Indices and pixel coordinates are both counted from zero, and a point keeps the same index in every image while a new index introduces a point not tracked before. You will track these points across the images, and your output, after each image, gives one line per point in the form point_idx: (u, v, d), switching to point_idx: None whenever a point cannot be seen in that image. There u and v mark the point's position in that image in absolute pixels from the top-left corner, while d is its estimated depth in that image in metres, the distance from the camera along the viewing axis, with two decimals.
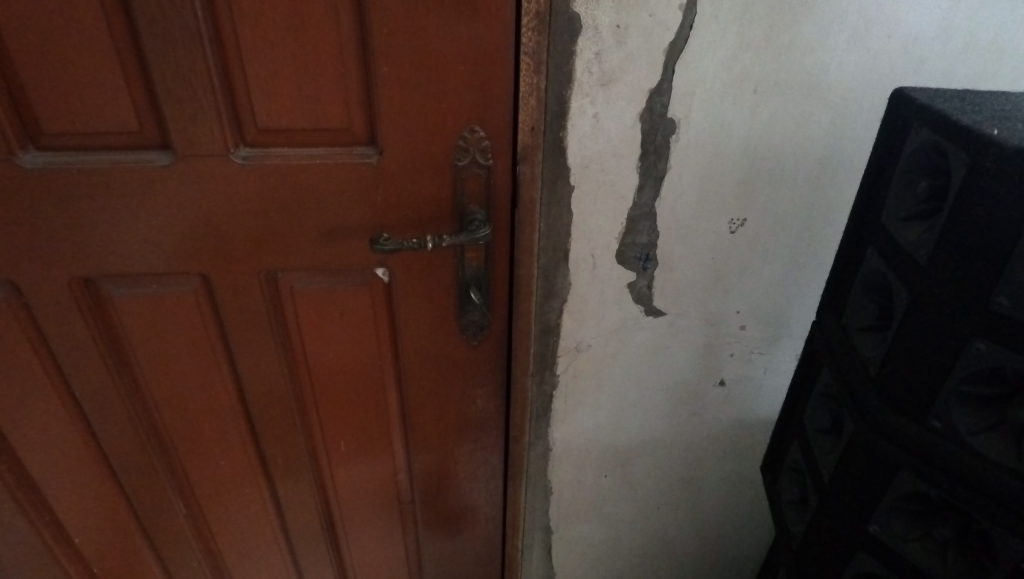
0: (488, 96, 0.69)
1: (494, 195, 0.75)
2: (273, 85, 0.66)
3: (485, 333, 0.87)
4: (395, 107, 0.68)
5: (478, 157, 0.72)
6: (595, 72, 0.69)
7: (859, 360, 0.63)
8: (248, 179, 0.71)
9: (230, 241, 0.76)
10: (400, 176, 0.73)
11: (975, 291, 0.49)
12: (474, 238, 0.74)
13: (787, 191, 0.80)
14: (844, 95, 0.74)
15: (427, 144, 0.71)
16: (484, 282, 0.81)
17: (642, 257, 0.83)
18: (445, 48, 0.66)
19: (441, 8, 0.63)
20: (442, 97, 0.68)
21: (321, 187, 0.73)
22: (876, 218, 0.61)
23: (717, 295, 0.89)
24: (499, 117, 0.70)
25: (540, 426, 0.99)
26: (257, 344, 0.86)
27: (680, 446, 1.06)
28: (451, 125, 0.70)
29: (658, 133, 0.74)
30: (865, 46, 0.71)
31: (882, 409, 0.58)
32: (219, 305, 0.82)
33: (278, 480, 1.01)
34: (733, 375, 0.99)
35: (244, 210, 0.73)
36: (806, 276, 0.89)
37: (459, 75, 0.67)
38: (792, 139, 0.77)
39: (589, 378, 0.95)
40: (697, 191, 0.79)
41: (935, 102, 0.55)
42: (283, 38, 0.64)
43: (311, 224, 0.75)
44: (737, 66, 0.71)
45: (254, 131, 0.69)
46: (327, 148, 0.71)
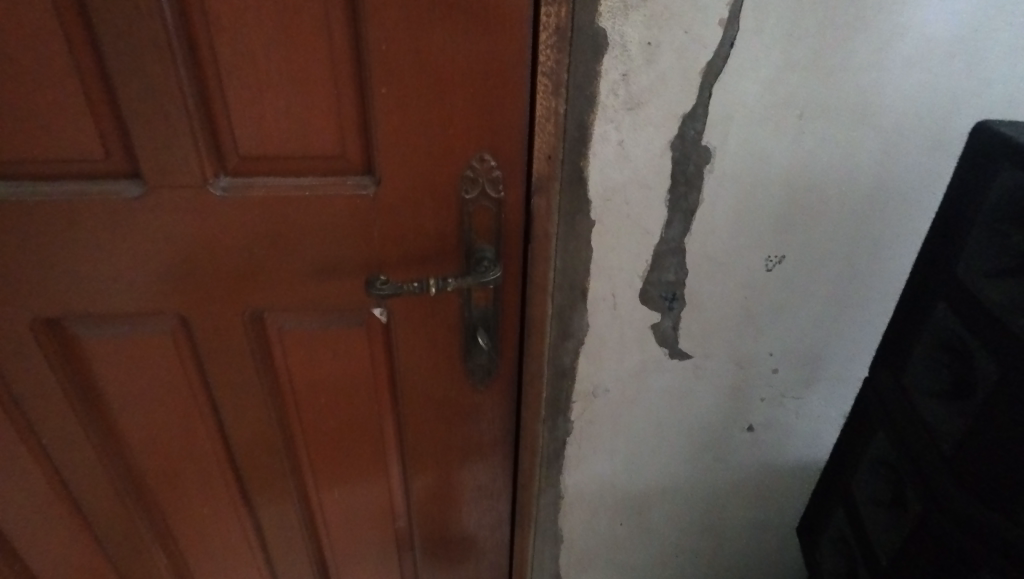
0: (500, 122, 0.61)
1: (507, 231, 0.67)
2: (257, 108, 0.59)
3: (493, 377, 0.79)
4: (394, 133, 0.60)
5: (488, 189, 0.64)
6: (620, 95, 0.61)
7: (926, 432, 0.55)
8: (230, 213, 0.63)
9: (210, 278, 0.68)
10: (401, 209, 0.65)
11: None
12: (483, 281, 0.65)
13: (831, 226, 0.72)
14: (898, 121, 0.66)
15: (431, 174, 0.63)
16: (492, 324, 0.73)
17: (667, 297, 0.75)
18: (451, 67, 0.57)
19: (449, 22, 0.55)
20: (449, 123, 0.60)
21: (311, 221, 0.65)
22: (949, 269, 0.54)
23: (748, 336, 0.81)
24: (513, 145, 0.62)
25: (550, 472, 0.91)
26: (241, 387, 0.78)
27: (702, 493, 0.97)
28: (457, 153, 0.62)
29: (689, 162, 0.66)
30: (925, 67, 0.63)
31: (961, 496, 0.50)
32: (198, 345, 0.74)
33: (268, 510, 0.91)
34: (762, 420, 0.90)
35: (225, 245, 0.66)
36: (848, 318, 0.80)
37: (469, 97, 0.59)
38: (840, 169, 0.68)
39: (605, 423, 0.87)
40: (730, 225, 0.71)
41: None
42: (267, 55, 0.56)
43: (302, 260, 0.67)
44: (780, 88, 0.62)
45: (236, 159, 0.61)
46: (318, 178, 0.63)
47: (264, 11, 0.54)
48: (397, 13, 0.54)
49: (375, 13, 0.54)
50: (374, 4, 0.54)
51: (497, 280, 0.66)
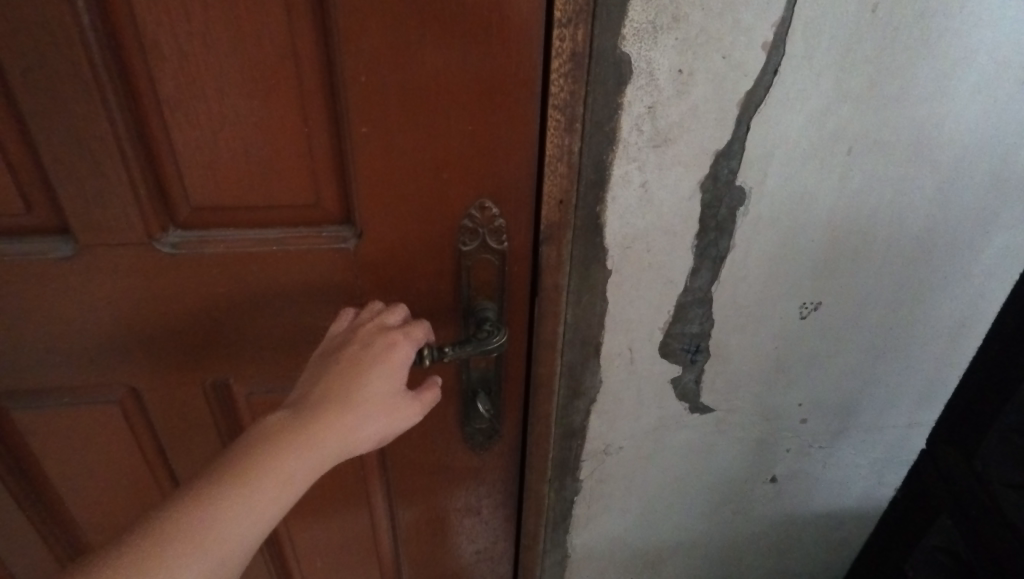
0: (503, 164, 0.51)
1: (511, 286, 0.58)
2: (210, 151, 0.48)
3: (494, 441, 0.70)
4: (377, 179, 0.50)
5: (489, 240, 0.55)
6: (645, 130, 0.52)
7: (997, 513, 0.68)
8: (181, 271, 0.53)
9: (163, 344, 0.58)
10: (387, 264, 0.55)
11: None
12: (485, 350, 0.55)
13: (874, 270, 0.64)
14: (958, 156, 0.58)
15: (422, 224, 0.53)
16: (494, 386, 0.64)
17: (690, 349, 0.66)
18: (445, 101, 0.47)
19: (442, 49, 0.45)
20: (444, 166, 0.51)
21: (282, 278, 0.55)
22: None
23: (777, 387, 0.72)
24: (519, 190, 0.52)
25: (556, 532, 0.82)
26: (205, 458, 0.68)
27: (719, 546, 0.90)
28: (453, 201, 0.53)
29: (722, 204, 0.57)
30: (993, 96, 0.55)
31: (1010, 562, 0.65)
32: (152, 416, 0.63)
33: (348, 453, 0.47)
34: (786, 472, 0.82)
35: (178, 308, 0.56)
36: (887, 366, 0.72)
37: (467, 136, 0.49)
38: (890, 207, 0.60)
39: (617, 481, 0.78)
40: (764, 271, 0.62)
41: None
42: (220, 89, 0.46)
43: (271, 321, 0.58)
44: (829, 121, 0.54)
45: (186, 210, 0.51)
46: (288, 229, 0.53)
47: (214, 37, 0.44)
48: (379, 38, 0.44)
49: (352, 40, 0.44)
50: (350, 28, 0.44)
51: (502, 346, 0.56)
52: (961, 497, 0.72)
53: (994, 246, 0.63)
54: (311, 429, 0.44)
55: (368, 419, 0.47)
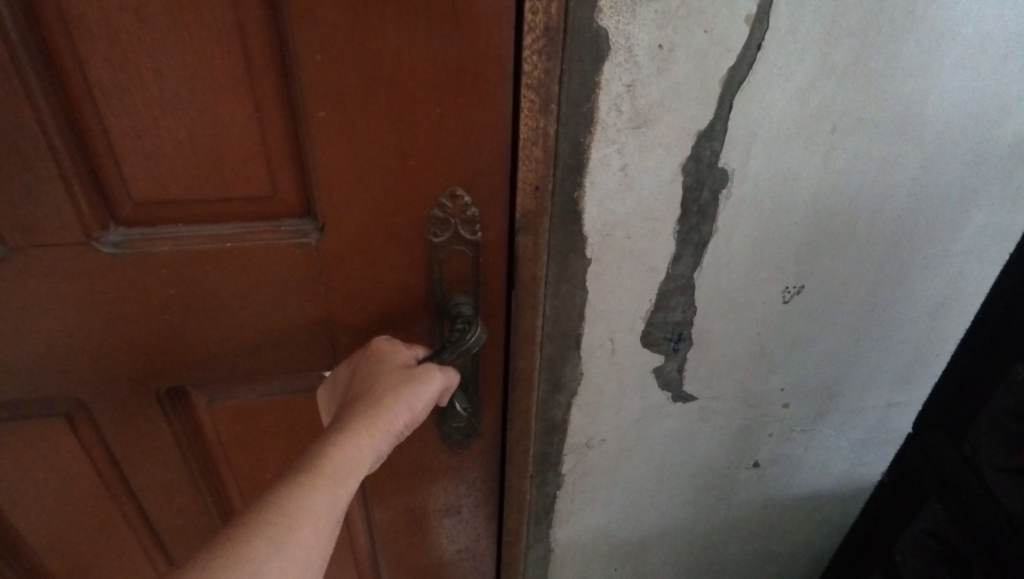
0: (476, 151, 0.47)
1: (487, 280, 0.54)
2: (152, 140, 0.44)
3: (474, 439, 0.66)
4: (339, 168, 0.47)
5: (462, 230, 0.51)
6: (624, 110, 0.49)
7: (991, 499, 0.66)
8: (127, 273, 0.49)
9: (110, 352, 0.53)
10: (354, 258, 0.52)
11: None
12: (462, 351, 0.51)
13: (856, 250, 0.63)
14: (941, 133, 0.56)
15: (390, 216, 0.50)
16: (472, 382, 0.60)
17: (672, 338, 0.64)
18: (410, 80, 0.43)
19: (404, 26, 0.41)
20: (411, 154, 0.47)
21: (240, 278, 0.51)
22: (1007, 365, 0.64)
23: (760, 373, 0.71)
24: (493, 177, 0.49)
25: (539, 527, 0.80)
26: (166, 470, 0.64)
27: (703, 532, 0.89)
28: (422, 190, 0.49)
29: (704, 188, 0.55)
30: (976, 69, 0.53)
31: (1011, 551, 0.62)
32: (104, 431, 0.59)
33: (386, 437, 0.46)
34: (768, 456, 0.81)
35: (125, 313, 0.51)
36: (869, 346, 0.71)
37: (435, 121, 0.46)
38: (872, 187, 0.58)
39: (600, 474, 0.76)
40: (747, 256, 0.60)
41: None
42: (160, 71, 0.41)
43: (230, 324, 0.54)
44: (813, 98, 0.51)
45: (128, 206, 0.47)
46: (244, 224, 0.49)
47: (148, 13, 0.39)
48: (336, 12, 0.40)
49: (304, 14, 0.40)
50: (301, 1, 0.39)
51: (480, 342, 0.51)
52: (953, 484, 0.70)
53: (974, 223, 0.63)
54: (333, 430, 0.46)
55: (388, 399, 0.47)
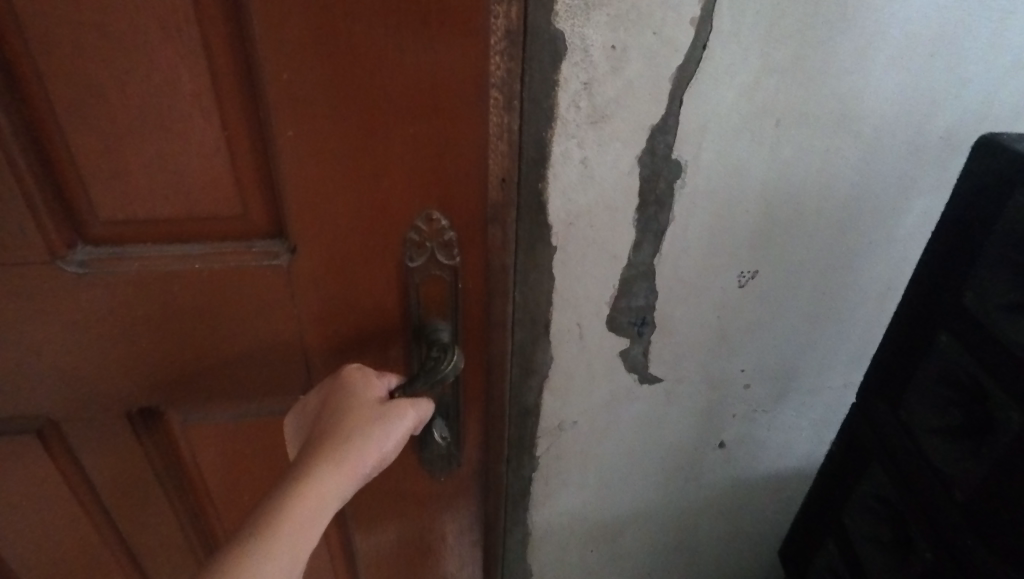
0: (447, 175, 0.48)
1: (464, 299, 0.55)
2: (117, 158, 0.44)
3: (455, 467, 0.68)
4: (310, 190, 0.47)
5: (437, 255, 0.52)
6: (583, 107, 0.51)
7: (937, 477, 0.54)
8: (96, 294, 0.49)
9: (79, 370, 0.53)
10: (328, 282, 0.52)
11: None
12: (435, 381, 0.51)
13: (806, 236, 0.66)
14: (878, 124, 0.60)
15: (363, 238, 0.50)
16: (452, 412, 0.63)
17: (637, 322, 0.67)
18: (382, 102, 0.44)
19: (371, 64, 0.42)
20: (384, 181, 0.48)
21: (210, 299, 0.51)
22: (959, 294, 0.51)
23: (722, 355, 0.75)
24: (465, 197, 0.49)
25: (517, 512, 0.84)
26: (139, 487, 0.63)
27: (675, 511, 0.92)
28: (394, 211, 0.49)
29: (661, 179, 0.57)
30: (907, 66, 0.57)
31: (973, 546, 0.49)
32: (76, 448, 0.59)
33: (351, 479, 0.47)
34: (734, 436, 0.85)
35: (96, 334, 0.52)
36: (824, 328, 0.75)
37: (404, 151, 0.46)
38: (817, 177, 0.62)
39: (574, 457, 0.79)
40: (703, 244, 0.63)
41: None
42: (123, 90, 0.42)
43: (201, 344, 0.54)
44: (758, 94, 0.55)
45: (97, 227, 0.47)
46: (213, 245, 0.49)
47: (110, 32, 0.40)
48: (303, 30, 0.41)
49: (271, 40, 0.41)
50: (269, 17, 0.40)
51: (454, 373, 0.52)
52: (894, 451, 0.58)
53: (915, 210, 0.67)
54: (296, 475, 0.46)
55: (352, 442, 0.48)
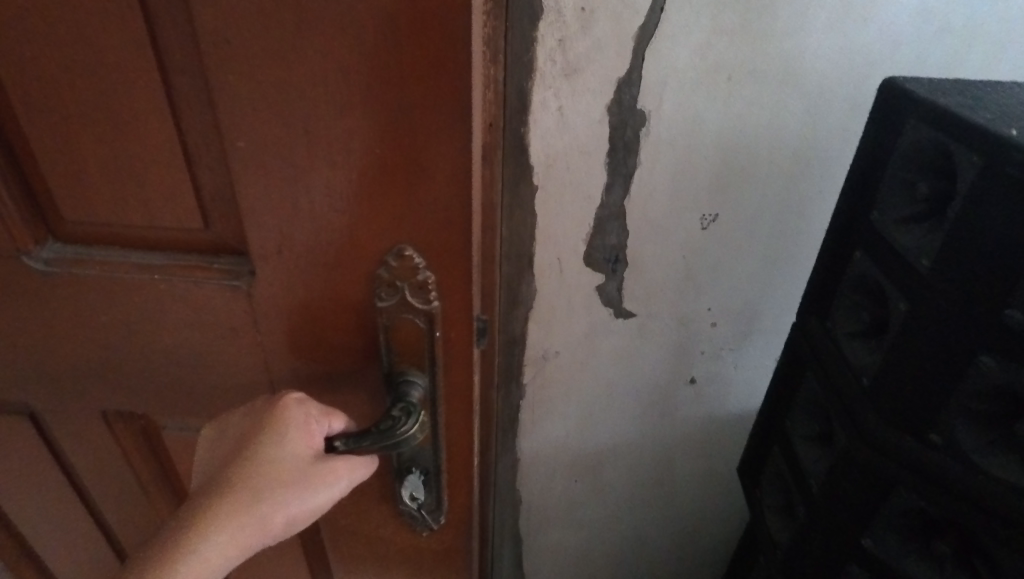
0: (425, 198, 0.38)
1: (449, 344, 0.44)
2: (74, 159, 0.39)
3: (435, 527, 0.53)
4: (254, 198, 0.38)
5: (411, 295, 0.41)
6: (558, 61, 0.62)
7: (849, 371, 0.58)
8: (59, 293, 0.45)
9: (55, 372, 0.50)
10: (290, 315, 0.43)
11: (992, 292, 0.44)
12: (387, 443, 0.41)
13: (759, 184, 0.76)
14: (819, 83, 0.69)
15: (328, 263, 0.41)
16: (432, 469, 0.49)
17: (610, 260, 0.78)
18: (335, 90, 0.34)
19: (325, 39, 0.32)
20: (351, 206, 0.38)
21: (167, 313, 0.45)
22: (867, 217, 0.56)
23: (688, 294, 0.84)
24: (444, 220, 0.38)
25: (506, 438, 0.94)
26: (119, 483, 0.61)
27: (652, 446, 1.01)
28: (361, 239, 0.39)
29: (628, 127, 0.68)
30: (841, 31, 0.66)
31: (875, 422, 0.54)
32: (67, 437, 0.57)
33: (254, 536, 0.39)
34: (704, 373, 0.94)
35: (56, 333, 0.47)
36: (780, 271, 0.85)
37: (373, 160, 0.36)
38: (766, 129, 0.72)
39: (557, 387, 0.89)
40: (667, 188, 0.73)
41: (1017, 133, 0.41)
42: (73, 81, 0.36)
43: (160, 358, 0.48)
44: (708, 53, 0.65)
45: (60, 221, 0.42)
46: (173, 256, 0.43)
47: (55, 27, 0.34)
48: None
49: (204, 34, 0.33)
50: None
51: (414, 439, 0.43)
52: (823, 360, 0.62)
53: None
54: (184, 529, 0.37)
55: (263, 492, 0.39)
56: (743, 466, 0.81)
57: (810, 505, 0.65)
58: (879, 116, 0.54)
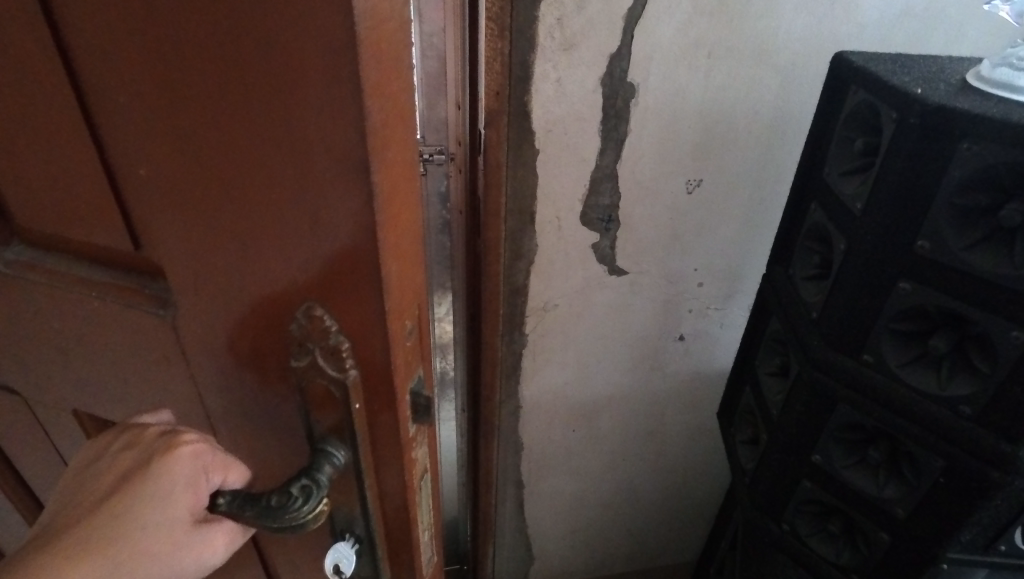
0: (325, 250, 0.33)
1: (370, 409, 0.39)
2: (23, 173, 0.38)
3: None
4: (174, 238, 0.36)
5: (322, 361, 0.36)
6: (557, 37, 0.71)
7: (803, 307, 0.67)
8: (20, 293, 0.45)
9: (21, 364, 0.51)
10: (219, 355, 0.41)
11: (906, 228, 0.53)
12: (271, 519, 0.37)
13: (739, 152, 0.84)
14: (791, 59, 0.78)
15: (247, 315, 0.38)
16: (365, 536, 0.45)
17: (604, 219, 0.87)
18: (237, 139, 0.30)
19: (198, 65, 0.28)
20: (263, 257, 0.34)
21: (112, 330, 0.44)
22: (821, 172, 0.64)
23: (676, 254, 0.93)
24: (353, 287, 0.34)
25: (509, 384, 1.03)
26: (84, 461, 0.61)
27: (643, 398, 1.11)
28: (274, 296, 0.36)
29: (618, 97, 0.77)
30: (811, 13, 0.75)
31: (820, 347, 0.63)
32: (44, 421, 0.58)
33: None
34: (691, 330, 1.03)
35: (23, 333, 0.47)
36: (759, 234, 0.93)
37: (278, 212, 0.32)
38: (744, 101, 0.80)
39: (556, 336, 0.99)
40: (655, 153, 0.82)
41: (922, 91, 0.50)
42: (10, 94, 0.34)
43: (110, 369, 0.47)
44: (690, 32, 0.74)
45: (22, 226, 0.42)
46: (113, 274, 0.41)
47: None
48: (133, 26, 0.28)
49: (91, 49, 0.30)
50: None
51: (310, 525, 0.37)
52: (784, 301, 0.71)
53: None
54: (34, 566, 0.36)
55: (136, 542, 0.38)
56: (721, 407, 0.91)
57: (770, 429, 0.74)
58: (832, 84, 0.62)
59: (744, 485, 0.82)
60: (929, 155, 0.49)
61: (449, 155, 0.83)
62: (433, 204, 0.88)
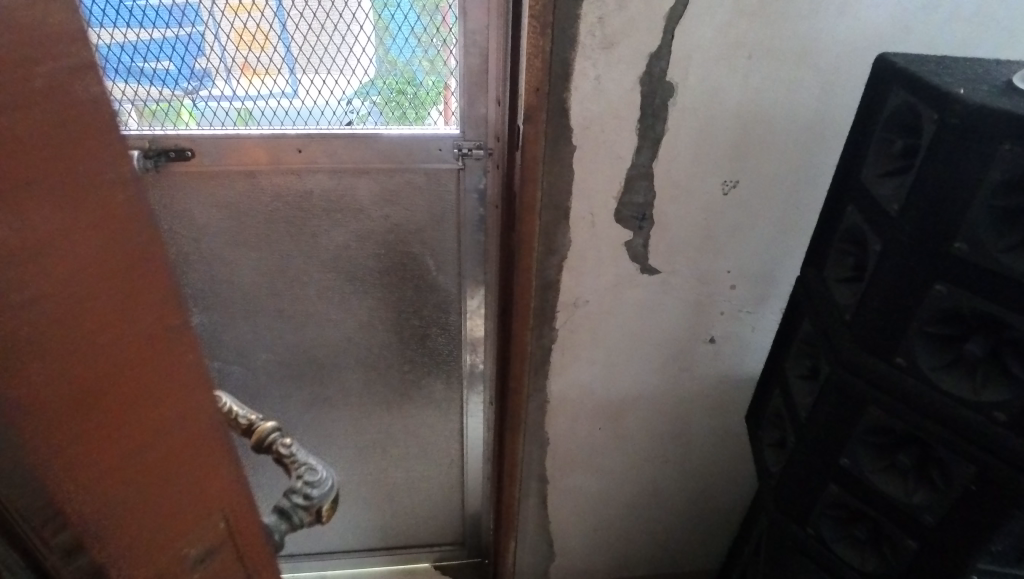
0: None
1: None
2: None
3: None
4: None
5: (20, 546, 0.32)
6: (597, 35, 0.73)
7: (835, 309, 0.67)
8: None
9: None
10: None
11: (943, 229, 0.52)
12: None
13: (777, 154, 0.84)
14: (832, 62, 0.77)
15: None
16: None
17: (638, 216, 0.88)
18: None
19: None
20: None
21: None
22: (858, 176, 0.64)
23: (709, 254, 0.93)
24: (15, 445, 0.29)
25: (538, 378, 1.04)
26: None
27: (670, 399, 1.11)
28: None
29: (656, 96, 0.78)
30: (854, 15, 0.74)
31: (851, 349, 0.62)
32: None
33: None
34: (722, 333, 1.03)
35: None
36: (794, 237, 0.93)
37: None
38: (784, 102, 0.80)
39: (585, 333, 1.00)
40: (692, 153, 0.83)
41: (965, 92, 0.50)
42: None
43: None
44: (730, 32, 0.74)
45: None
46: None
47: None
48: None
49: None
50: None
51: None
52: (817, 304, 0.70)
53: None
54: None
55: None
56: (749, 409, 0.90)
57: (797, 432, 0.73)
58: (874, 85, 0.62)
59: (768, 491, 0.81)
60: (971, 155, 0.49)
61: (487, 150, 0.91)
62: (472, 199, 0.95)
